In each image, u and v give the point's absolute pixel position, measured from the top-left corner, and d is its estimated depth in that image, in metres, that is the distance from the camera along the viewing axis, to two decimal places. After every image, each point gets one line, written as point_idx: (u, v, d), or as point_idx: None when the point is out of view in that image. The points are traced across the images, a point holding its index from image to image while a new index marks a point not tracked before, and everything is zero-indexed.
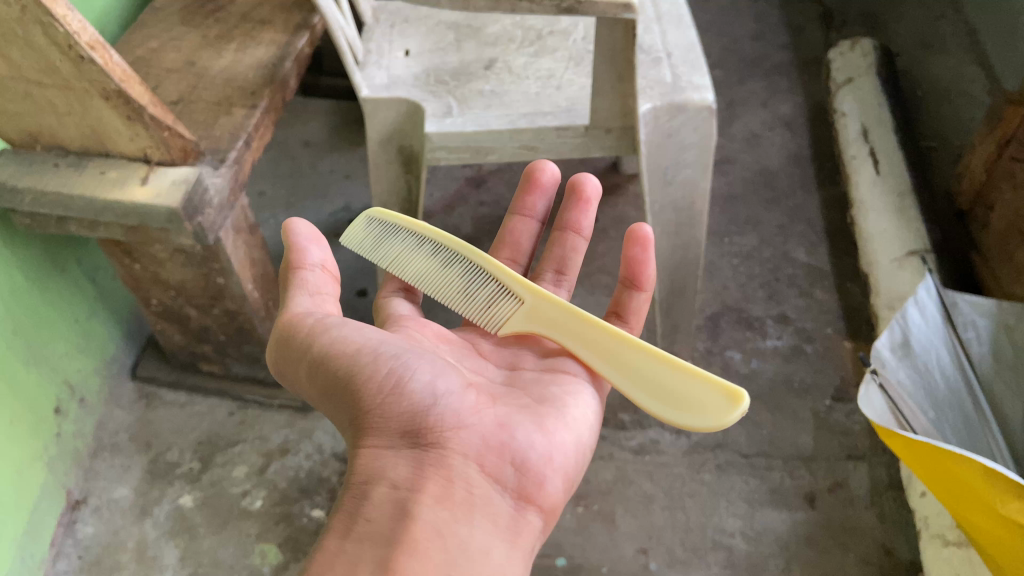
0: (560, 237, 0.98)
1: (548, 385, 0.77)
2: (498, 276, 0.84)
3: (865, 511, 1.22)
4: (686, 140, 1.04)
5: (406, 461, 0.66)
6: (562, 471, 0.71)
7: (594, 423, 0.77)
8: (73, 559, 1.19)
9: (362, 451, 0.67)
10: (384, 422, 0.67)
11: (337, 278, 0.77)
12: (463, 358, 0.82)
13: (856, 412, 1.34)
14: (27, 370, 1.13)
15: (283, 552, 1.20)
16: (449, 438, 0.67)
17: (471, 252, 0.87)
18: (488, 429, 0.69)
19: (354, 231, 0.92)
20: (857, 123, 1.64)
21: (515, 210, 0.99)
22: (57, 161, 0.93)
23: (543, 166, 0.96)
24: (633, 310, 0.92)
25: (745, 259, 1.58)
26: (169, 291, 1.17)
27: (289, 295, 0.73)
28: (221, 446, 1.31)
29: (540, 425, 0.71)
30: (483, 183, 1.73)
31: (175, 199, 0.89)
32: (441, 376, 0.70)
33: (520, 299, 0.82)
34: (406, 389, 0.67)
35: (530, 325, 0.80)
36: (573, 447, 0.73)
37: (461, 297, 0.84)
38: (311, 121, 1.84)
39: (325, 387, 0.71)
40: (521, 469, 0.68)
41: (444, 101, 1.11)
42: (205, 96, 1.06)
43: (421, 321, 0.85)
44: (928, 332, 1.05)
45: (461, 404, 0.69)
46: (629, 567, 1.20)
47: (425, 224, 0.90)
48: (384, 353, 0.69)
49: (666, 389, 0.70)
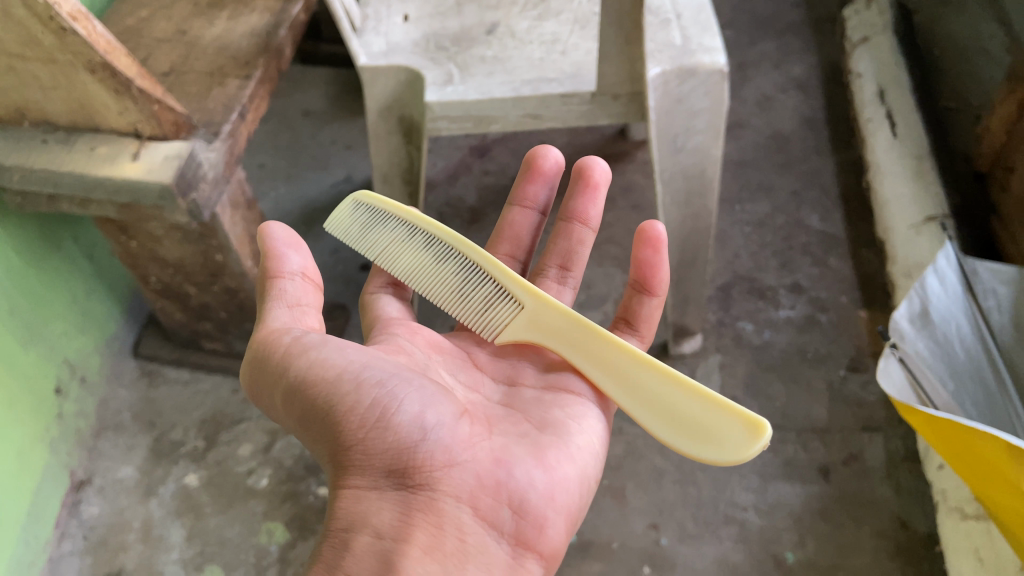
0: (566, 228, 0.94)
1: (551, 409, 0.76)
2: (497, 276, 0.82)
3: (881, 484, 1.20)
4: (697, 105, 1.00)
5: (391, 505, 0.63)
6: (563, 511, 0.70)
7: (598, 452, 0.76)
8: (79, 540, 1.18)
9: (344, 491, 0.64)
10: (368, 460, 0.64)
11: (318, 287, 0.74)
12: (456, 371, 0.81)
13: (872, 382, 1.31)
14: (26, 351, 1.11)
15: (290, 531, 1.19)
16: (438, 478, 0.65)
17: (466, 247, 0.85)
18: (482, 466, 0.67)
19: (340, 216, 0.91)
20: (873, 84, 1.59)
21: (515, 200, 0.96)
22: (45, 137, 0.90)
23: (546, 153, 0.93)
24: (644, 316, 0.90)
25: (757, 226, 1.54)
26: (168, 269, 1.14)
27: (267, 308, 0.71)
28: (225, 424, 1.30)
29: (538, 460, 0.70)
30: (488, 152, 1.69)
31: (168, 175, 0.85)
32: (431, 407, 0.67)
33: (520, 303, 0.80)
34: (393, 423, 0.64)
35: (529, 334, 0.78)
36: (575, 481, 0.72)
37: (456, 298, 0.83)
38: (311, 90, 1.80)
39: (302, 414, 0.67)
40: (518, 512, 0.67)
41: (445, 68, 1.07)
42: (197, 67, 1.02)
43: (413, 325, 0.83)
44: (948, 302, 1.02)
45: (452, 438, 0.67)
46: (640, 543, 1.19)
47: (416, 212, 0.88)
48: (368, 381, 0.66)
49: (673, 416, 0.68)
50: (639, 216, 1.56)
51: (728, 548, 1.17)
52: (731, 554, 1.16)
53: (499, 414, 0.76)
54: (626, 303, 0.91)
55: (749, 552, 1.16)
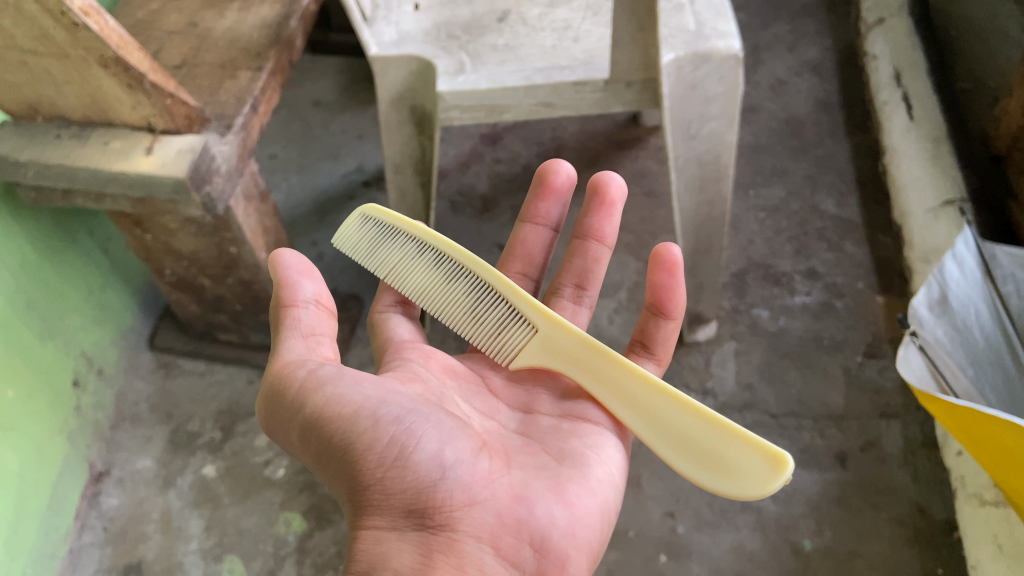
0: (581, 247, 0.94)
1: (568, 438, 0.77)
2: (509, 297, 0.82)
3: (899, 470, 1.19)
4: (711, 92, 0.99)
5: (412, 546, 0.63)
6: (584, 548, 0.70)
7: (617, 482, 0.77)
8: (99, 531, 1.19)
9: (364, 532, 0.64)
10: (388, 500, 0.64)
11: (332, 314, 0.75)
12: (471, 398, 0.82)
13: (889, 368, 1.30)
14: (43, 345, 1.12)
15: (307, 521, 1.19)
16: (459, 518, 0.65)
17: (477, 265, 0.85)
18: (502, 503, 0.67)
19: (347, 231, 0.91)
20: (889, 66, 1.56)
21: (527, 216, 0.96)
22: (59, 132, 0.90)
23: (557, 168, 0.93)
24: (661, 339, 0.90)
25: (771, 212, 1.53)
26: (182, 261, 1.14)
27: (282, 339, 0.71)
28: (242, 415, 1.30)
29: (557, 496, 0.70)
30: (499, 140, 1.68)
31: (182, 169, 0.85)
32: (449, 444, 0.67)
33: (534, 327, 0.80)
34: (413, 462, 0.65)
35: (543, 358, 0.79)
36: (596, 513, 0.72)
37: (469, 319, 0.83)
38: (322, 80, 1.79)
39: (319, 452, 0.68)
40: (540, 550, 0.67)
41: (456, 57, 1.06)
42: (209, 60, 1.02)
43: (427, 349, 0.84)
44: (966, 286, 1.00)
45: (471, 476, 0.67)
46: (656, 530, 1.19)
47: (425, 227, 0.88)
48: (385, 419, 0.66)
49: (693, 447, 0.69)
50: (653, 203, 1.55)
51: (745, 536, 1.17)
52: (748, 541, 1.16)
53: (517, 444, 0.77)
54: (642, 326, 0.91)
55: (767, 540, 1.16)
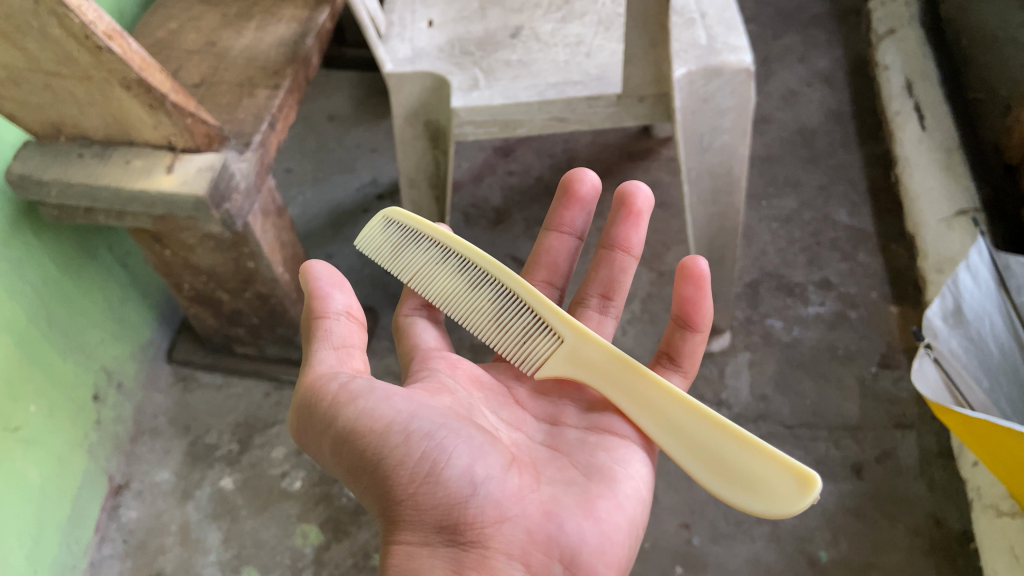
0: (608, 257, 0.95)
1: (595, 452, 0.77)
2: (534, 306, 0.83)
3: (915, 481, 1.19)
4: (723, 105, 0.99)
5: (443, 562, 0.64)
6: (613, 564, 0.71)
7: (644, 495, 0.77)
8: (119, 543, 1.21)
9: (396, 548, 0.65)
10: (419, 516, 0.65)
11: (363, 325, 0.76)
12: (498, 409, 0.83)
13: (904, 379, 1.30)
14: (64, 359, 1.14)
15: (324, 533, 1.20)
16: (490, 534, 0.66)
17: (500, 271, 0.86)
18: (533, 520, 0.68)
19: (371, 233, 0.92)
20: (900, 77, 1.57)
21: (552, 224, 0.97)
22: (81, 152, 0.92)
23: (582, 177, 0.94)
24: (688, 352, 0.90)
25: (784, 222, 1.53)
26: (201, 276, 1.16)
27: (314, 351, 0.73)
28: (259, 427, 1.31)
29: (586, 511, 0.71)
30: (512, 152, 1.69)
31: (202, 187, 0.87)
32: (479, 460, 0.68)
33: (560, 337, 0.80)
34: (444, 478, 0.66)
35: (570, 369, 0.79)
36: (624, 529, 0.73)
37: (493, 326, 0.84)
38: (335, 94, 1.81)
39: (351, 466, 0.69)
40: (570, 566, 0.68)
41: (470, 72, 1.07)
42: (227, 78, 1.03)
43: (453, 358, 0.85)
44: (981, 297, 1.00)
45: (501, 492, 0.68)
46: (672, 542, 1.19)
47: (447, 231, 0.89)
48: (416, 434, 0.67)
49: (721, 463, 0.69)
50: (665, 214, 1.55)
51: (761, 547, 1.17)
52: (764, 553, 1.16)
53: (545, 457, 0.77)
54: (669, 338, 0.91)
55: (783, 552, 1.16)
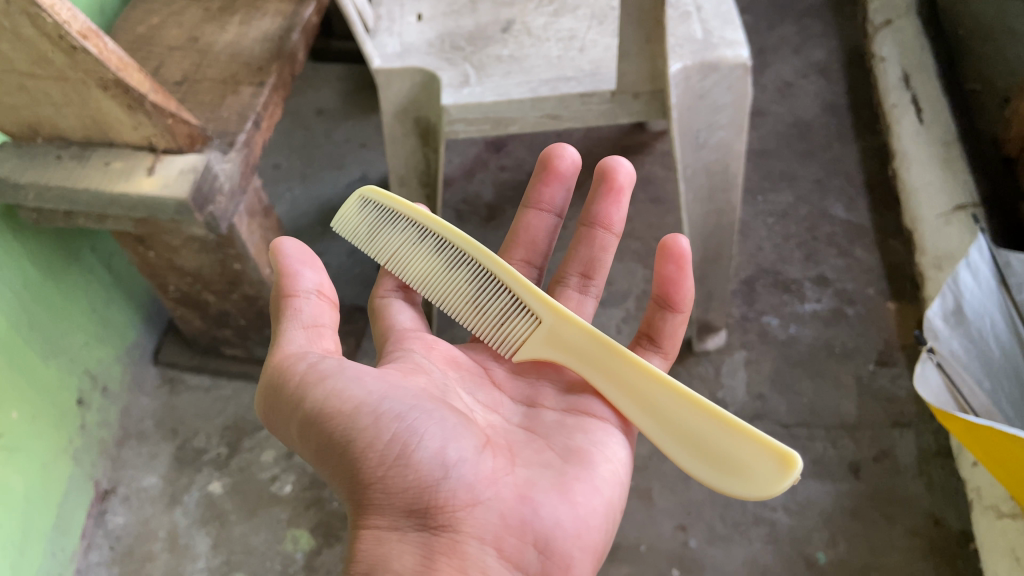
0: (588, 235, 0.93)
1: (572, 434, 0.76)
2: (511, 286, 0.81)
3: (913, 481, 1.18)
4: (719, 100, 0.97)
5: (413, 548, 0.62)
6: (589, 550, 0.69)
7: (623, 478, 0.76)
8: (105, 550, 1.18)
9: (365, 532, 0.63)
10: (388, 500, 0.64)
11: (335, 304, 0.74)
12: (474, 391, 0.81)
13: (902, 376, 1.28)
14: (46, 364, 1.11)
15: (315, 538, 1.19)
16: (461, 518, 0.64)
17: (478, 251, 0.83)
18: (506, 504, 0.66)
19: (347, 214, 0.90)
20: (897, 69, 1.55)
21: (530, 201, 0.95)
22: (59, 153, 0.89)
23: (562, 152, 0.91)
24: (668, 332, 0.89)
25: (780, 217, 1.51)
26: (186, 277, 1.13)
27: (283, 329, 0.70)
28: (248, 430, 1.29)
29: (562, 494, 0.69)
30: (504, 146, 1.67)
31: (184, 190, 0.84)
32: (452, 442, 0.67)
33: (538, 318, 0.78)
34: (414, 460, 0.64)
35: (547, 351, 0.77)
36: (601, 512, 0.71)
37: (471, 309, 0.83)
38: (323, 88, 1.78)
39: (319, 448, 0.67)
40: (544, 551, 0.66)
41: (460, 68, 1.04)
42: (211, 75, 1.00)
43: (429, 339, 0.83)
44: (981, 296, 0.98)
45: (474, 475, 0.66)
46: (668, 545, 1.18)
47: (425, 210, 0.86)
48: (387, 415, 0.65)
49: (701, 445, 0.67)
50: (660, 209, 1.53)
51: (758, 549, 1.15)
52: (761, 555, 1.15)
53: (521, 440, 0.75)
54: (648, 318, 0.90)
55: (780, 554, 1.15)
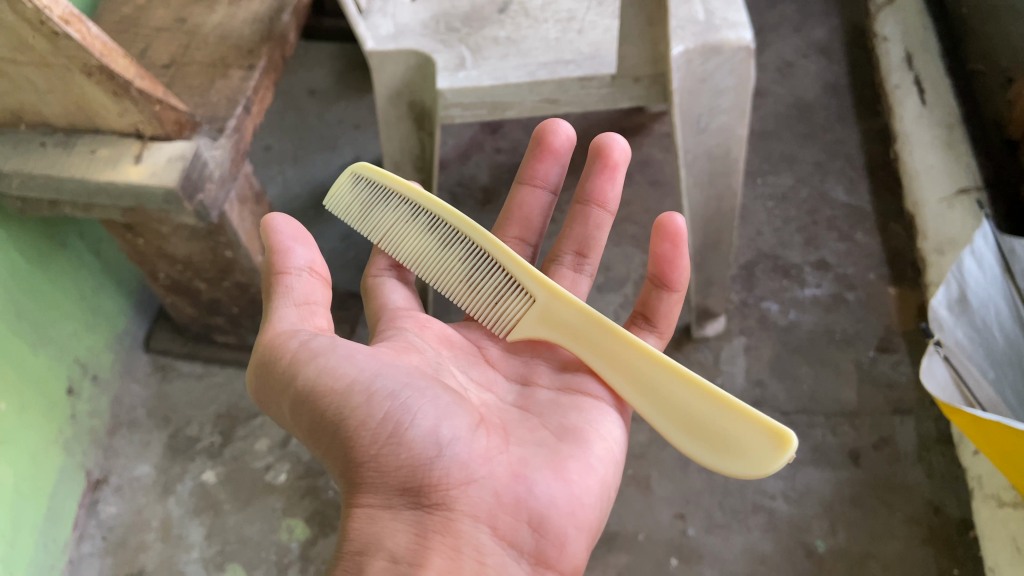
0: (583, 213, 0.91)
1: (567, 412, 0.74)
2: (506, 264, 0.79)
3: (913, 468, 1.17)
4: (721, 84, 0.94)
5: (406, 527, 0.62)
6: (584, 528, 0.68)
7: (618, 456, 0.74)
8: (98, 540, 1.17)
9: (358, 510, 0.63)
10: (381, 479, 0.63)
11: (327, 282, 0.71)
12: (468, 369, 0.79)
13: (902, 362, 1.27)
14: (35, 354, 1.09)
15: (311, 527, 1.18)
16: (456, 496, 0.63)
17: (472, 229, 0.81)
18: (500, 482, 0.65)
19: (339, 192, 0.87)
20: (900, 49, 1.53)
21: (524, 177, 0.93)
22: (44, 140, 0.86)
23: (556, 128, 0.89)
24: (663, 312, 0.87)
25: (780, 201, 1.49)
26: (177, 265, 1.11)
27: (274, 308, 0.68)
28: (242, 419, 1.27)
29: (557, 472, 0.68)
30: (500, 128, 1.64)
31: (172, 178, 0.82)
32: (445, 420, 0.65)
33: (532, 297, 0.77)
34: (407, 439, 0.63)
35: (542, 330, 0.76)
36: (596, 490, 0.70)
37: (465, 288, 0.81)
38: (316, 67, 1.74)
39: (311, 426, 0.66)
40: (539, 530, 0.65)
41: (456, 50, 1.02)
42: (199, 58, 0.97)
43: (422, 318, 0.81)
44: (986, 284, 0.97)
45: (468, 453, 0.65)
46: (666, 534, 1.17)
47: (418, 187, 0.84)
48: (379, 393, 0.64)
49: (699, 425, 0.66)
50: (658, 193, 1.51)
51: (757, 538, 1.15)
52: (760, 543, 1.14)
53: (515, 418, 0.74)
54: (644, 298, 0.88)
55: (780, 542, 1.14)
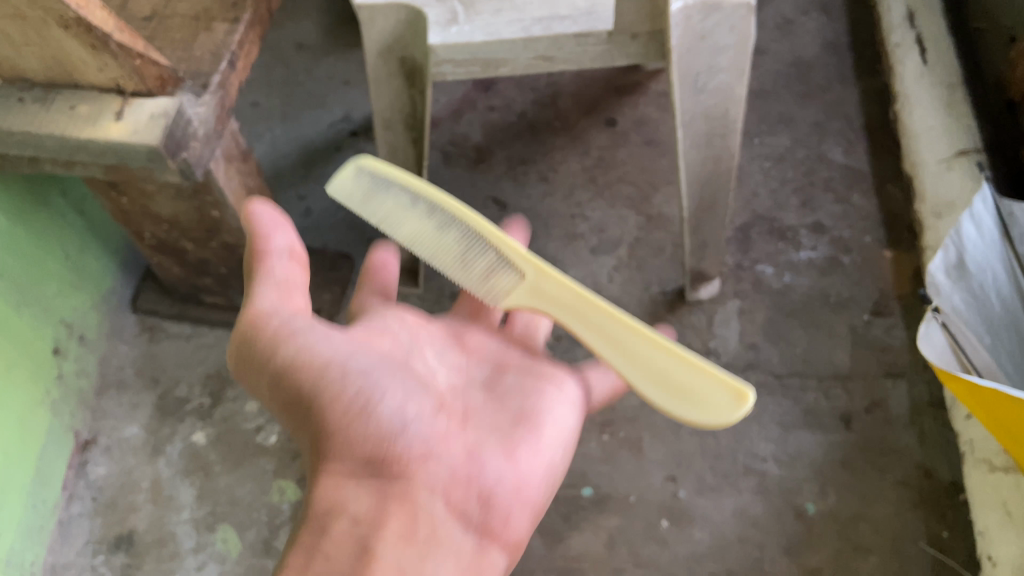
0: None
1: (531, 388, 0.76)
2: (499, 246, 0.76)
3: (905, 432, 1.17)
4: (721, 42, 0.92)
5: (368, 494, 0.66)
6: (530, 503, 0.72)
7: (573, 437, 0.77)
8: (88, 501, 1.16)
9: (325, 478, 0.66)
10: (348, 451, 0.65)
11: (308, 264, 0.69)
12: (443, 352, 0.80)
13: (896, 326, 1.26)
14: (20, 314, 1.07)
15: (302, 489, 1.18)
16: (415, 469, 0.67)
17: (470, 217, 0.79)
18: (456, 459, 0.70)
19: (343, 178, 0.86)
20: (902, 6, 1.49)
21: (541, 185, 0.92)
22: (21, 95, 0.83)
23: None
24: None
25: (777, 161, 1.46)
26: (162, 224, 1.08)
27: (254, 287, 0.66)
28: (231, 380, 1.26)
29: (507, 452, 0.72)
30: (493, 86, 1.60)
31: (155, 136, 0.79)
32: (411, 401, 0.69)
33: (521, 273, 0.74)
34: (377, 414, 0.66)
35: (530, 304, 0.74)
36: (547, 468, 0.74)
37: (460, 268, 0.78)
38: (303, 21, 1.69)
39: (284, 400, 0.67)
40: (486, 504, 0.70)
41: (448, 5, 0.98)
42: (181, 10, 0.93)
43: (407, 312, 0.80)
44: (983, 248, 0.96)
45: (430, 433, 0.69)
46: (658, 496, 1.17)
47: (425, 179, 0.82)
48: (353, 369, 0.66)
49: (671, 380, 0.65)
50: (654, 153, 1.49)
51: (747, 500, 1.15)
52: (750, 506, 1.15)
53: (481, 398, 0.77)
54: None
55: (770, 505, 1.15)
